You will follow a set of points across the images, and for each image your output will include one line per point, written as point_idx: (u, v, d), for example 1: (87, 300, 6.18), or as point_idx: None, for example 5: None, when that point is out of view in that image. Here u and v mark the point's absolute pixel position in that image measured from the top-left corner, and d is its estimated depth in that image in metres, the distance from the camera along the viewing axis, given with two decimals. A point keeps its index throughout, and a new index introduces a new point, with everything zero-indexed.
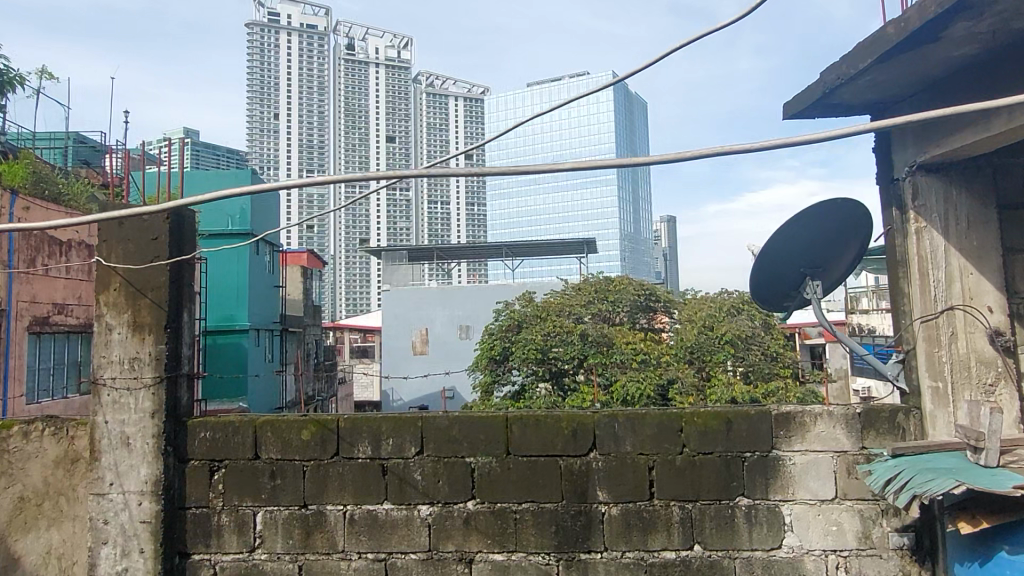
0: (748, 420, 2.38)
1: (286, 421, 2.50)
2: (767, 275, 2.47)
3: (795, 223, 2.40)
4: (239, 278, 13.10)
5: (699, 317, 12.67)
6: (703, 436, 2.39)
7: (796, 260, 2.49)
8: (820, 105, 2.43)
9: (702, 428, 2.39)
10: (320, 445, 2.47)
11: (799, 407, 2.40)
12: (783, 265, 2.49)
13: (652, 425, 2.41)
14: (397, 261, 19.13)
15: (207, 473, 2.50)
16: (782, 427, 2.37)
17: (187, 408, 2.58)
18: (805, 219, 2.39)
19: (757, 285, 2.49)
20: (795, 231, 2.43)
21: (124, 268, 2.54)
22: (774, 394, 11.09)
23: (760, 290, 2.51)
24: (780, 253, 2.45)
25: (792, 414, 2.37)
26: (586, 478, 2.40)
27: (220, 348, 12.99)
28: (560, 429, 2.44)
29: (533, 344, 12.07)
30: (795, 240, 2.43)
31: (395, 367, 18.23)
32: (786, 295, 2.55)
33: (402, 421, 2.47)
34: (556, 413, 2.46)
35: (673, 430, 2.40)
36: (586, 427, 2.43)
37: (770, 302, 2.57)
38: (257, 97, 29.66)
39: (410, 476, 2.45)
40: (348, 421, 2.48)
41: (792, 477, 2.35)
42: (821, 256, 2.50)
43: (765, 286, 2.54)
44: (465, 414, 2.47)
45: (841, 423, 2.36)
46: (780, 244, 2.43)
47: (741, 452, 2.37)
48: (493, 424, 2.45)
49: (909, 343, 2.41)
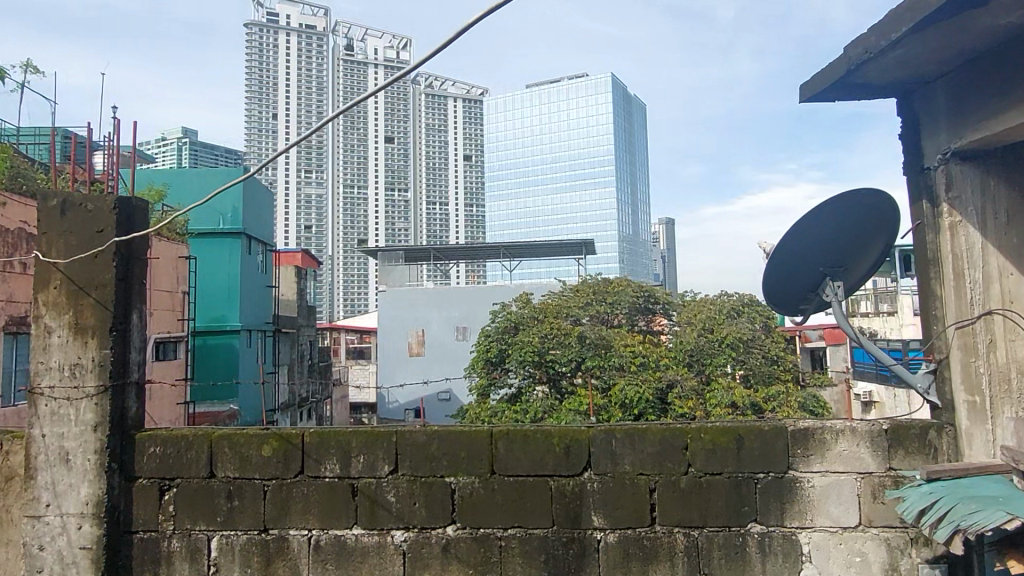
0: (761, 437, 2.13)
1: (245, 434, 2.24)
2: (783, 276, 2.22)
3: (815, 218, 2.15)
4: (230, 278, 12.84)
5: (699, 319, 12.41)
6: (709, 454, 2.13)
7: (815, 259, 2.24)
8: (842, 85, 2.16)
9: (710, 444, 2.14)
10: (284, 462, 2.22)
11: (818, 422, 2.14)
12: (800, 265, 2.24)
13: (654, 443, 2.15)
14: (394, 262, 18.85)
15: (158, 492, 2.25)
16: (798, 444, 2.12)
17: (135, 420, 2.32)
18: (825, 213, 2.15)
19: (772, 289, 2.25)
20: (815, 227, 2.18)
21: (64, 263, 2.27)
22: (774, 398, 10.88)
23: (774, 293, 2.26)
24: (799, 251, 2.20)
25: (811, 430, 2.12)
26: (580, 501, 2.15)
27: (210, 349, 12.70)
28: (552, 445, 2.18)
29: (530, 346, 11.80)
30: (812, 238, 2.18)
31: (390, 368, 17.97)
32: (802, 297, 2.31)
33: (375, 435, 2.21)
34: (546, 428, 2.20)
35: (677, 447, 2.14)
36: (580, 443, 2.17)
37: (785, 305, 2.32)
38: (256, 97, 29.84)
39: (382, 498, 2.19)
40: (314, 435, 2.22)
41: (812, 500, 2.10)
42: (840, 254, 2.25)
43: (780, 288, 2.30)
44: (445, 428, 2.22)
45: (865, 440, 2.11)
46: (797, 242, 2.18)
47: (753, 472, 2.12)
48: (477, 439, 2.20)
49: (942, 351, 2.14)
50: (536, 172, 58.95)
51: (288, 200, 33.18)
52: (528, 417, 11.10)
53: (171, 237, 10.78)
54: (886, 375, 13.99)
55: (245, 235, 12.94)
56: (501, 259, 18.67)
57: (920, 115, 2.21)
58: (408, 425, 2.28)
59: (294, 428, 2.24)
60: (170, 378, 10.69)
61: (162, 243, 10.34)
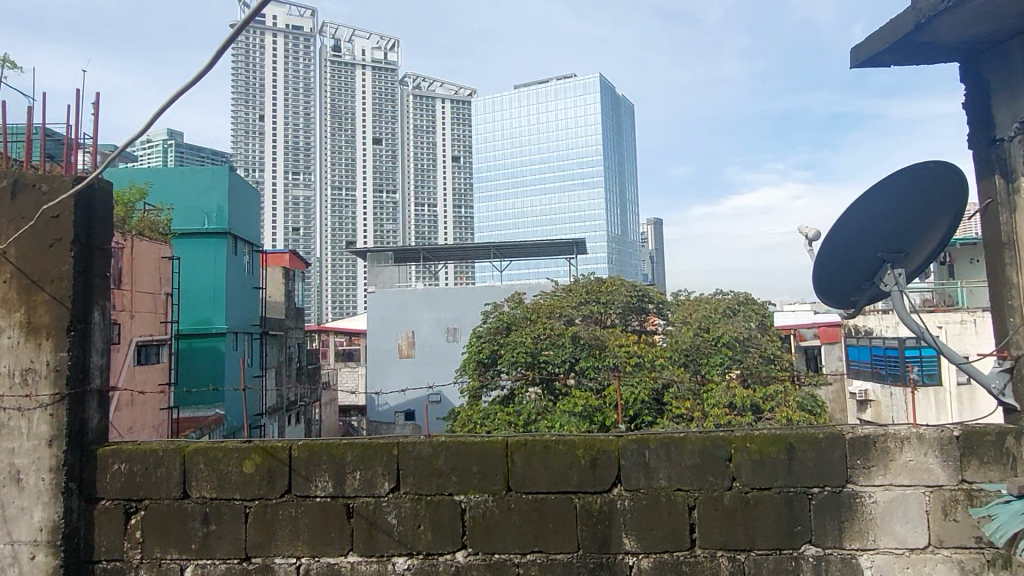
0: (816, 447, 1.87)
1: (222, 447, 1.96)
2: (836, 262, 2.01)
3: (874, 194, 1.94)
4: (215, 279, 12.48)
5: (694, 318, 12.13)
6: (756, 466, 1.87)
7: (871, 241, 2.01)
8: (905, 46, 1.95)
9: (756, 455, 1.87)
10: (268, 480, 1.93)
11: (880, 428, 1.89)
12: (854, 246, 2.02)
13: (693, 454, 1.89)
14: (383, 262, 18.54)
15: (123, 516, 1.95)
16: (858, 453, 1.86)
17: (98, 433, 2.03)
18: (885, 187, 1.94)
19: (821, 276, 2.05)
20: (871, 205, 1.98)
21: (14, 251, 1.98)
22: (772, 398, 10.65)
23: (823, 284, 2.06)
24: (854, 232, 1.99)
25: (872, 438, 1.87)
26: (608, 521, 1.88)
27: (195, 353, 12.35)
28: (576, 457, 1.91)
29: (522, 347, 11.53)
30: (869, 218, 1.97)
31: (379, 370, 17.64)
32: (855, 287, 2.10)
33: (372, 448, 1.93)
34: (570, 437, 1.93)
35: (719, 458, 1.88)
36: (609, 454, 1.90)
37: (837, 296, 2.11)
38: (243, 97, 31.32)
39: (383, 520, 1.90)
40: (304, 448, 1.94)
41: (872, 520, 1.85)
42: (899, 236, 2.02)
43: (833, 278, 2.08)
44: (453, 437, 1.95)
45: (934, 449, 1.86)
46: (852, 222, 1.97)
47: (807, 487, 1.86)
48: (492, 451, 1.92)
49: (1021, 347, 1.90)
50: (525, 173, 58.85)
51: (275, 202, 33.53)
52: (522, 419, 10.85)
53: (152, 237, 10.40)
54: (882, 373, 13.79)
55: (233, 235, 12.62)
56: (492, 259, 18.42)
57: (990, 79, 2.00)
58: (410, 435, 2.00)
59: (279, 441, 1.96)
60: (152, 382, 10.34)
61: (144, 242, 10.02)
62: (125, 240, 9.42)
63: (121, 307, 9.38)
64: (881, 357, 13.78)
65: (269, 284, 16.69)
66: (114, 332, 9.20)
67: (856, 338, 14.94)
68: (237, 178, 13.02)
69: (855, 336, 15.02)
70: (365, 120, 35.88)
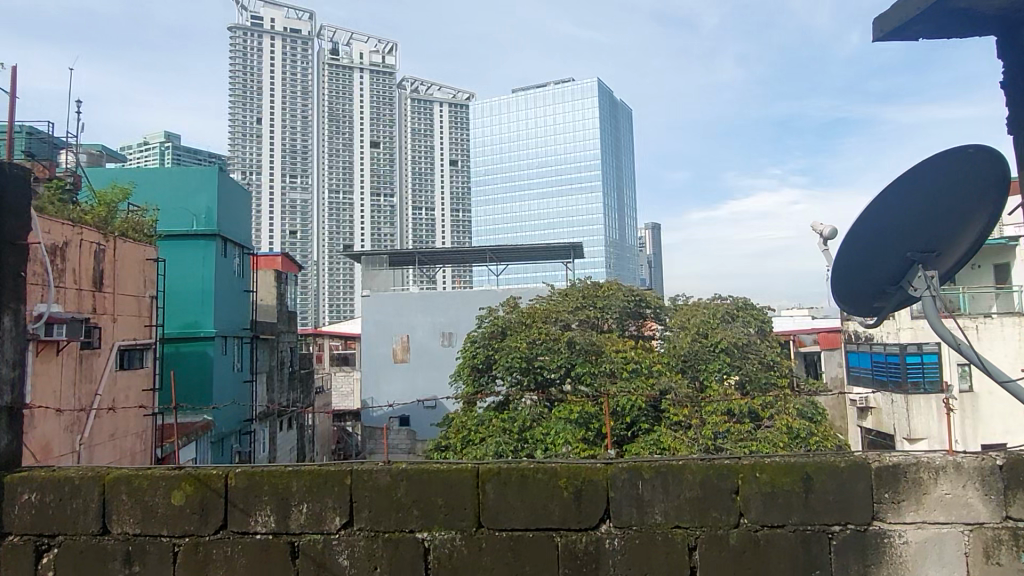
0: (837, 477, 1.65)
1: (147, 476, 1.78)
2: (851, 266, 1.93)
3: (881, 199, 1.85)
4: (203, 280, 12.20)
5: (692, 323, 11.84)
6: (768, 498, 1.65)
7: (894, 238, 1.89)
8: (940, 13, 1.75)
9: (768, 485, 1.66)
10: (201, 508, 1.75)
11: (910, 457, 1.66)
12: (870, 252, 1.91)
13: (694, 484, 1.67)
14: (377, 266, 18.28)
15: (33, 555, 1.77)
16: (887, 487, 1.63)
17: (8, 457, 1.86)
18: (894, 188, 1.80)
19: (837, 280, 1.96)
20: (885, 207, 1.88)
21: None
22: (772, 406, 10.42)
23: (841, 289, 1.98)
24: (865, 237, 1.88)
25: (902, 469, 1.63)
26: (596, 563, 1.66)
27: (181, 358, 12.03)
28: (557, 489, 1.70)
29: (517, 353, 11.31)
30: (881, 221, 1.87)
31: (374, 375, 17.39)
32: (878, 294, 1.96)
33: (320, 476, 1.74)
34: (550, 465, 1.73)
35: (726, 490, 1.66)
36: (594, 485, 1.70)
37: (860, 303, 2.01)
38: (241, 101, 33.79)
39: (333, 560, 1.71)
40: (243, 478, 1.76)
41: (904, 563, 1.61)
42: (928, 233, 1.87)
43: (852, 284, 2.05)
44: (417, 465, 1.75)
45: (973, 480, 1.62)
46: (862, 228, 1.86)
47: (826, 524, 1.63)
48: (464, 479, 1.73)
49: None
50: (523, 177, 58.79)
51: (273, 203, 35.01)
52: (517, 427, 10.62)
53: (137, 238, 10.14)
54: (883, 379, 13.56)
55: (222, 236, 12.35)
56: (488, 263, 18.17)
57: None
58: (369, 461, 1.82)
59: (214, 468, 1.78)
60: (135, 389, 10.04)
61: (127, 243, 9.75)
62: (107, 241, 9.18)
63: (102, 310, 9.11)
64: (881, 364, 13.57)
65: (260, 287, 16.31)
66: (95, 335, 8.91)
67: (856, 344, 14.72)
68: (227, 178, 12.77)
69: (855, 342, 14.79)
70: (362, 123, 38.12)
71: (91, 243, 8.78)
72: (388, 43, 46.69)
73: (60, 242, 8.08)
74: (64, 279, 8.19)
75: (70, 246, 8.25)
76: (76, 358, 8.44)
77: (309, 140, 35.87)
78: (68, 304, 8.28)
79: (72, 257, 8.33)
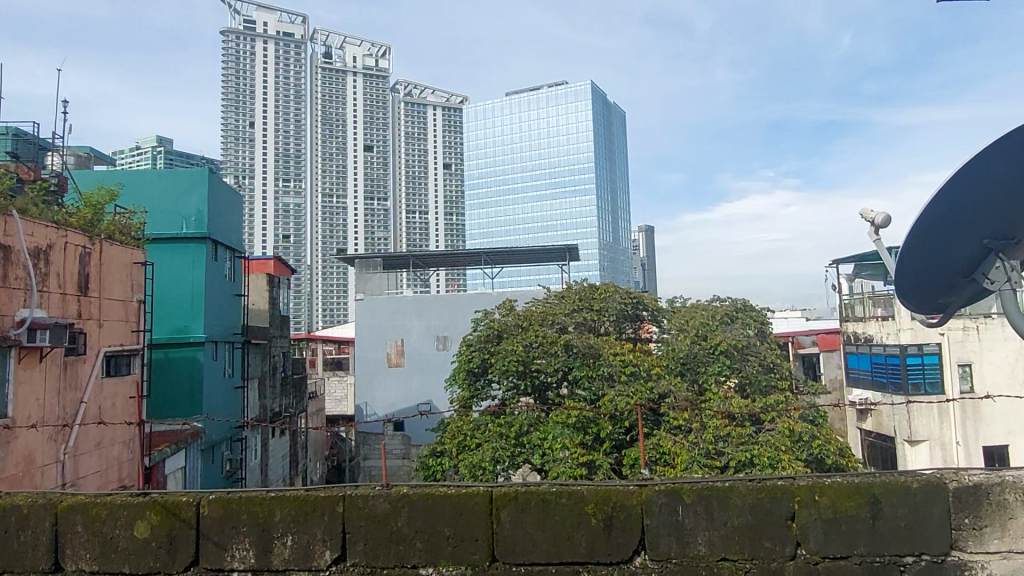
0: (914, 501, 1.79)
1: (104, 507, 1.82)
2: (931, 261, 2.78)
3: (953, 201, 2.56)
4: (193, 284, 11.92)
5: (692, 326, 11.58)
6: (827, 522, 1.78)
7: (975, 232, 2.62)
8: None
9: (833, 508, 1.79)
10: (172, 540, 1.80)
11: (1003, 481, 1.80)
12: (952, 244, 2.69)
13: (744, 510, 1.79)
14: (371, 269, 18.02)
15: None
16: (965, 510, 1.79)
17: None
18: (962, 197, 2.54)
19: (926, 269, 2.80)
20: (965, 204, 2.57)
21: None
22: (772, 408, 10.22)
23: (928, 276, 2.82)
24: (946, 234, 2.66)
25: (984, 487, 1.79)
26: None
27: (171, 364, 11.75)
28: (586, 520, 1.80)
29: (513, 355, 11.09)
30: (962, 217, 2.60)
31: (368, 380, 17.14)
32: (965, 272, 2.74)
33: (311, 507, 1.81)
34: (578, 492, 1.80)
35: (786, 516, 1.79)
36: (629, 509, 1.80)
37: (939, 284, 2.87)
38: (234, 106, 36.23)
39: None
40: (213, 507, 1.81)
41: None
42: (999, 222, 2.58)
43: (930, 269, 2.84)
44: (419, 491, 1.82)
45: None
46: (943, 225, 2.62)
47: (900, 555, 1.77)
48: (479, 506, 1.81)
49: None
50: (517, 180, 58.68)
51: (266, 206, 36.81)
52: (513, 431, 10.54)
53: (123, 241, 9.85)
54: (883, 380, 13.28)
55: (213, 240, 12.10)
56: (482, 265, 17.97)
57: None
58: (367, 486, 1.87)
59: (179, 499, 1.82)
60: (121, 396, 9.73)
61: (114, 246, 9.49)
62: (92, 242, 8.90)
63: (86, 315, 8.81)
64: (881, 365, 13.29)
65: (251, 291, 15.95)
66: (81, 341, 8.62)
67: (856, 345, 14.53)
68: (217, 180, 12.53)
69: (854, 343, 14.60)
70: (356, 127, 41.05)
71: (76, 246, 8.51)
72: (381, 46, 46.67)
73: (44, 244, 7.81)
74: (48, 283, 7.92)
75: (53, 248, 7.98)
76: (60, 365, 8.16)
77: (302, 144, 38.34)
78: (52, 309, 7.99)
79: (56, 259, 8.06)
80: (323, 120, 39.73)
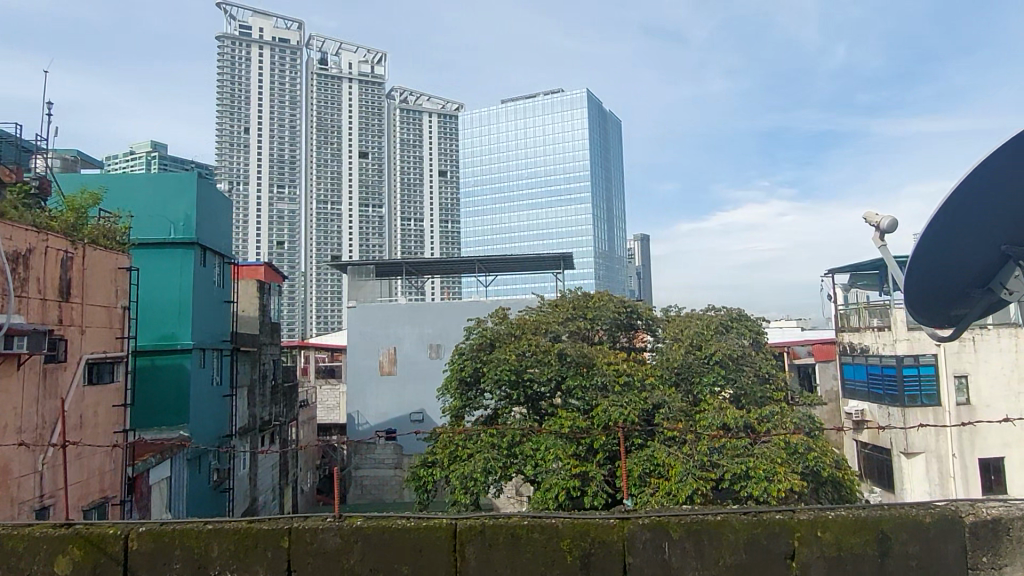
0: (919, 531, 2.80)
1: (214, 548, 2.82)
2: (945, 281, 3.42)
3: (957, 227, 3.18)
4: (181, 290, 11.73)
5: (686, 335, 11.42)
6: (697, 549, 2.78)
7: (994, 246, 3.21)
8: None
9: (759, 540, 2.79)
10: (99, 561, 2.82)
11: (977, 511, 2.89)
12: (961, 261, 3.32)
13: (645, 542, 2.80)
14: (364, 276, 17.85)
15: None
16: (968, 543, 2.82)
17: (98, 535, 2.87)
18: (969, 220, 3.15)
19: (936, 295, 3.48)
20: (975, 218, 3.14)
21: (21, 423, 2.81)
22: (768, 419, 10.07)
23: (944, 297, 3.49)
24: (953, 256, 3.31)
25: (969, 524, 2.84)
26: None
27: (158, 371, 11.55)
28: (532, 552, 2.77)
29: (506, 365, 10.89)
30: (969, 234, 3.21)
31: (360, 389, 16.92)
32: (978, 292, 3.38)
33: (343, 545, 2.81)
34: (521, 531, 2.80)
35: (663, 543, 2.80)
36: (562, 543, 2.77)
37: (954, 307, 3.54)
38: (228, 114, 36.69)
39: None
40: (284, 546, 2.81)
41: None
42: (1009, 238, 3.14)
43: (945, 292, 3.48)
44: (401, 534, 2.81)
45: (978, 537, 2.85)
46: (948, 247, 3.26)
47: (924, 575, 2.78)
48: (448, 541, 2.81)
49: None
50: (512, 188, 58.65)
51: (260, 213, 36.74)
52: (506, 442, 10.43)
53: (108, 246, 9.68)
54: (879, 392, 13.14)
55: (201, 245, 11.92)
56: (476, 273, 17.82)
57: None
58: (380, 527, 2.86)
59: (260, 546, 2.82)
60: (105, 404, 9.52)
61: (98, 251, 9.31)
62: (75, 247, 8.72)
63: (68, 321, 8.62)
64: (878, 376, 13.16)
65: (241, 297, 15.73)
66: (61, 348, 8.43)
67: (852, 355, 14.42)
68: (206, 185, 12.37)
69: (850, 354, 14.50)
70: (351, 134, 41.08)
71: (58, 251, 8.34)
72: (377, 53, 46.73)
73: (23, 248, 7.63)
74: (27, 288, 7.74)
75: (33, 253, 7.81)
76: (39, 373, 7.98)
77: (297, 150, 38.38)
78: (31, 315, 7.80)
79: (36, 264, 7.89)
80: (319, 127, 40.00)
